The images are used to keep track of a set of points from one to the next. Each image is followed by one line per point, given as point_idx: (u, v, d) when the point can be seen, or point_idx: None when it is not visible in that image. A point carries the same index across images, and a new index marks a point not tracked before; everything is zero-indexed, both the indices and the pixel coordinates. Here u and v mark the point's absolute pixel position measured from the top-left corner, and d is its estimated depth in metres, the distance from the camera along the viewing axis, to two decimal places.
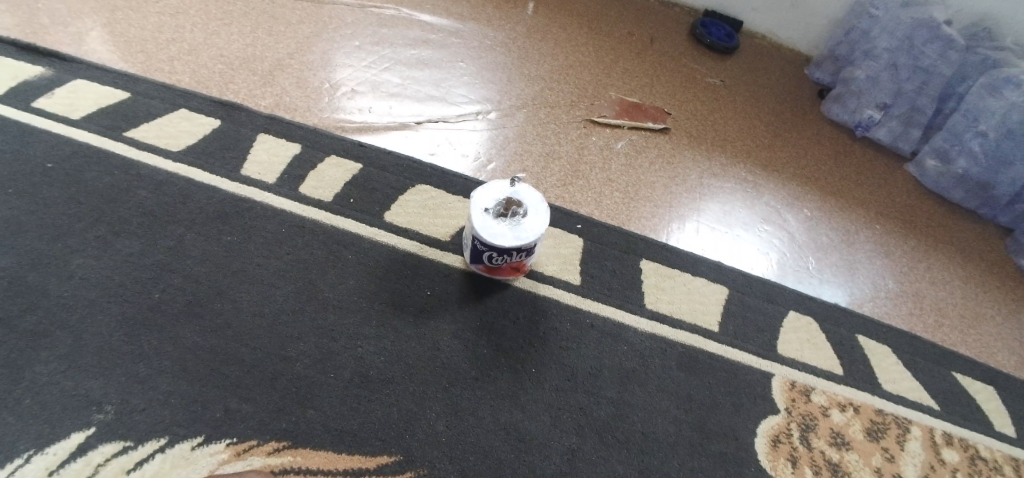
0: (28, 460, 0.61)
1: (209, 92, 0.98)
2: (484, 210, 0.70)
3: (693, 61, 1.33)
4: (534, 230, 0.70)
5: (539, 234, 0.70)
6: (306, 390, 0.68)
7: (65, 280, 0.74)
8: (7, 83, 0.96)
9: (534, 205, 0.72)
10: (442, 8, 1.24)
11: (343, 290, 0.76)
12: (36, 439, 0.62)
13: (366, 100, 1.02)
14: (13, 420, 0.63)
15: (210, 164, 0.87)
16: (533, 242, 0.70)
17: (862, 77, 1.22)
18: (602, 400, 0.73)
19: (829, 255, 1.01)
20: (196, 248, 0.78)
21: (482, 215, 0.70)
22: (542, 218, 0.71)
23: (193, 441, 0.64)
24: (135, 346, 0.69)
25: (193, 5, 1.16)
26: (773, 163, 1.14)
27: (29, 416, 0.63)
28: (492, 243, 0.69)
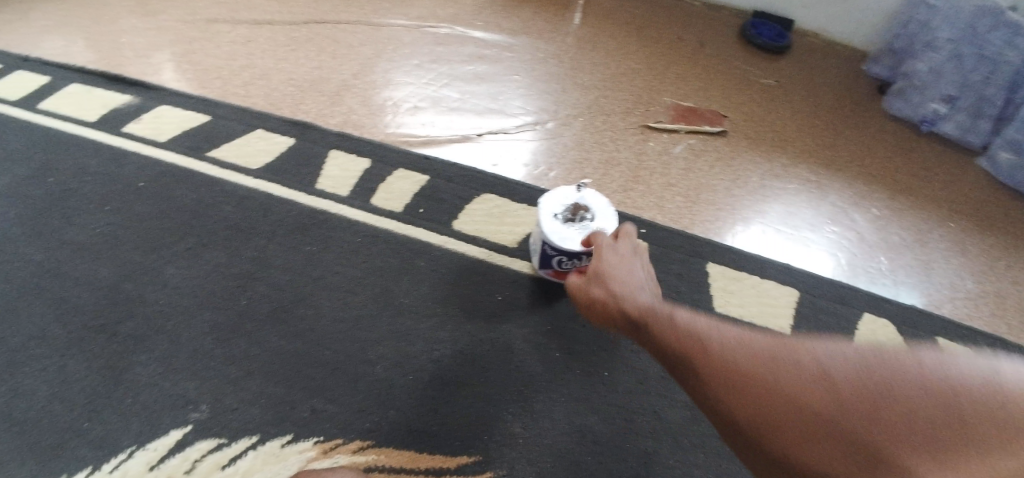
0: (133, 455, 0.66)
1: (282, 112, 1.05)
2: (553, 216, 0.73)
3: (746, 62, 1.31)
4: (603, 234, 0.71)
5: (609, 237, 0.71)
6: (386, 391, 0.71)
7: (160, 289, 0.80)
8: (101, 111, 1.06)
9: (603, 211, 0.73)
10: (494, 24, 1.28)
11: (417, 296, 0.79)
12: (139, 436, 0.67)
13: (428, 115, 1.06)
14: (119, 418, 0.69)
15: (287, 179, 0.93)
16: None
17: (924, 70, 1.18)
18: (675, 403, 0.72)
19: (901, 254, 0.98)
20: (278, 257, 0.83)
21: (551, 220, 0.73)
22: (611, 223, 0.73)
23: (283, 439, 0.67)
24: (226, 350, 0.74)
25: (261, 34, 1.25)
26: (835, 162, 1.12)
27: (133, 414, 0.69)
28: (563, 247, 0.71)
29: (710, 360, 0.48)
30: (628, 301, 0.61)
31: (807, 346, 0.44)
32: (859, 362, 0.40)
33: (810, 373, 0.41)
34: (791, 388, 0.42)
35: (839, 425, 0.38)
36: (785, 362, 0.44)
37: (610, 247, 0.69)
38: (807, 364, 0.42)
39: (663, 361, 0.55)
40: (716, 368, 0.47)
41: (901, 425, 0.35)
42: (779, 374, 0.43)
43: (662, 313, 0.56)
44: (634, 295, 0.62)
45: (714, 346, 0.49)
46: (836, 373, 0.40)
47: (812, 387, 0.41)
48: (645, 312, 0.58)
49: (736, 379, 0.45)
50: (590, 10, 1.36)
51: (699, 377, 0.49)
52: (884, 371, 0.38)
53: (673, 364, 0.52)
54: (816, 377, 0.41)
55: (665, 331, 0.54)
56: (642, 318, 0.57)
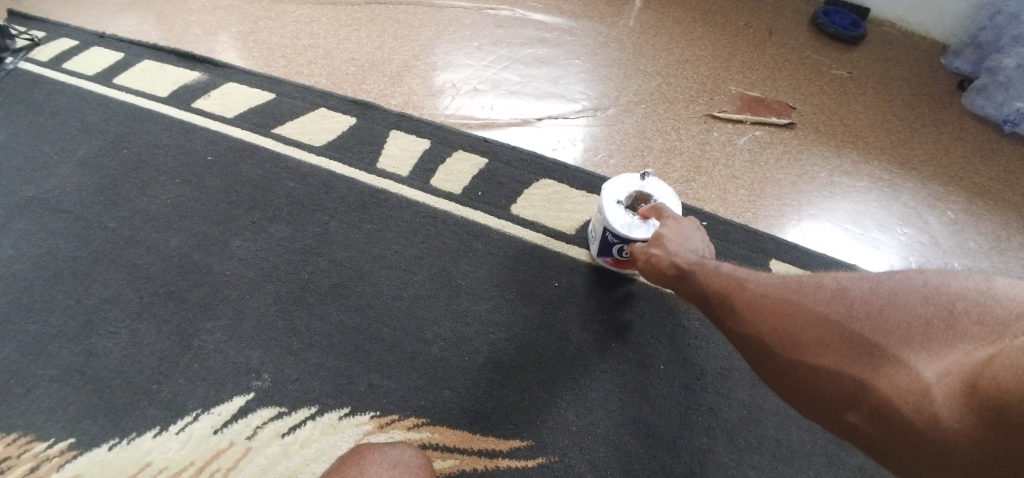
0: (197, 418, 0.69)
1: (345, 92, 1.07)
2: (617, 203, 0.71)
3: (818, 52, 1.25)
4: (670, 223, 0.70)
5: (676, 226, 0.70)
6: (442, 371, 0.71)
7: (227, 260, 0.83)
8: (171, 87, 1.10)
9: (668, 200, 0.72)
10: (555, 7, 1.26)
11: (474, 279, 0.79)
12: (204, 400, 0.71)
13: (487, 98, 1.06)
14: (186, 381, 0.72)
15: (348, 157, 0.94)
16: None
17: (1011, 65, 1.09)
18: (733, 402, 0.71)
19: (980, 262, 0.92)
20: (340, 234, 0.85)
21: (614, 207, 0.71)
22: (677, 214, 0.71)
23: (340, 411, 0.69)
24: (288, 321, 0.77)
25: (324, 14, 1.27)
26: (911, 161, 1.06)
27: (199, 379, 0.72)
28: (630, 236, 0.70)
29: (749, 298, 0.54)
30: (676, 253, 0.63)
31: (822, 277, 0.51)
32: (856, 285, 0.48)
33: (828, 300, 0.49)
34: (817, 312, 0.48)
35: (851, 333, 0.45)
36: (814, 295, 0.50)
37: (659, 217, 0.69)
38: (824, 294, 0.49)
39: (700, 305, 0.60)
40: (755, 305, 0.53)
41: (895, 329, 0.43)
42: (808, 303, 0.50)
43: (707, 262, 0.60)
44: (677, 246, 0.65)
45: (751, 289, 0.54)
46: (850, 299, 0.48)
47: (829, 310, 0.48)
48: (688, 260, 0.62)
49: (772, 311, 0.52)
50: None
51: (742, 314, 0.54)
52: (872, 290, 0.47)
53: (717, 304, 0.57)
54: (829, 302, 0.48)
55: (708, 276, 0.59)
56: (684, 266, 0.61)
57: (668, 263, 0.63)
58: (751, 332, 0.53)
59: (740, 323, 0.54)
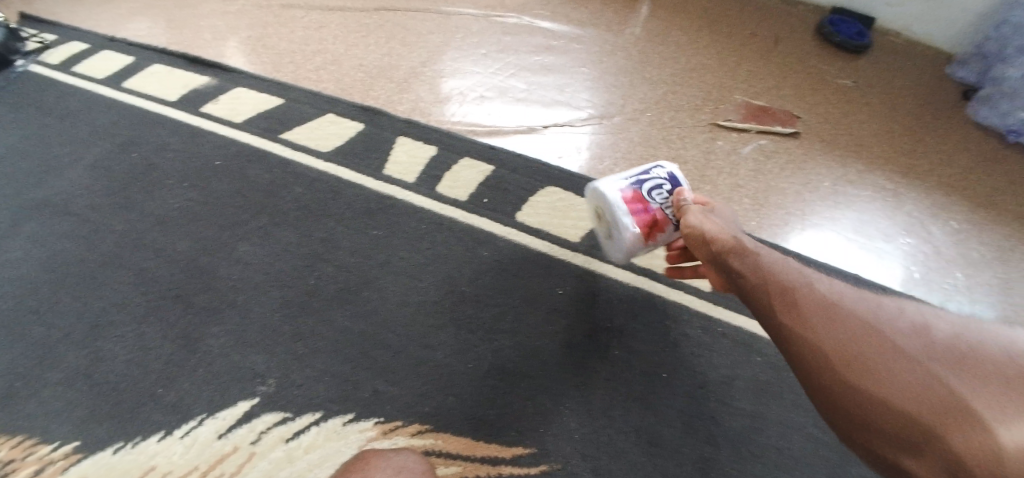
0: (202, 422, 0.70)
1: (352, 98, 1.07)
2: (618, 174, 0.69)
3: (824, 61, 1.26)
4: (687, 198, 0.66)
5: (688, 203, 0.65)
6: (446, 378, 0.72)
7: (234, 265, 0.84)
8: (180, 91, 1.11)
9: (672, 174, 0.69)
10: (563, 15, 1.27)
11: (479, 285, 0.80)
12: (208, 405, 0.71)
13: (494, 105, 1.07)
14: (191, 385, 0.72)
15: (355, 163, 0.95)
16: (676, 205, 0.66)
17: (1015, 75, 1.10)
18: (735, 411, 0.71)
19: (983, 272, 0.92)
20: (347, 240, 0.85)
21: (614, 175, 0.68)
22: (682, 188, 0.67)
23: (344, 417, 0.70)
24: (294, 326, 0.77)
25: (332, 20, 1.28)
26: (915, 171, 1.06)
27: (204, 383, 0.73)
28: (654, 174, 0.68)
29: (813, 300, 0.48)
30: (735, 239, 0.57)
31: (905, 308, 0.47)
32: (941, 327, 0.44)
33: (908, 331, 0.44)
34: (894, 339, 0.44)
35: (914, 366, 0.42)
36: (892, 322, 0.45)
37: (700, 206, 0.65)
38: (904, 325, 0.45)
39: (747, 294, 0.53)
40: (818, 308, 0.48)
41: (967, 378, 0.40)
42: (886, 328, 0.45)
43: (769, 256, 0.55)
44: (736, 233, 0.59)
45: (817, 293, 0.49)
46: (933, 337, 0.43)
47: (908, 343, 0.43)
48: (747, 248, 0.56)
49: (830, 318, 0.47)
50: (660, 3, 1.34)
51: (800, 310, 0.48)
52: (962, 335, 0.43)
53: (771, 294, 0.51)
54: (911, 336, 0.44)
55: (767, 270, 0.53)
56: (742, 254, 0.55)
57: (723, 242, 0.57)
58: (804, 330, 0.47)
59: (794, 319, 0.48)
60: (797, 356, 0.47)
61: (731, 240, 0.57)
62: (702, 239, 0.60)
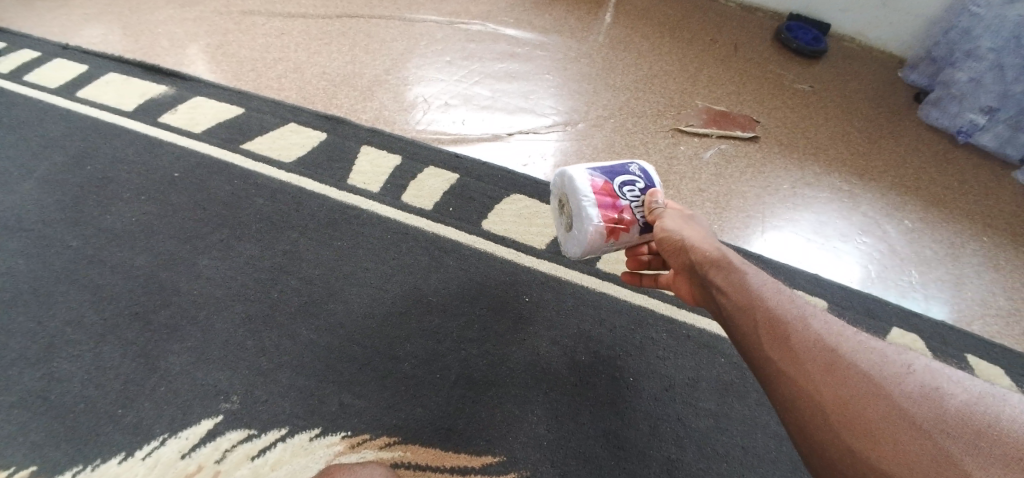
0: (164, 443, 0.66)
1: (316, 107, 1.07)
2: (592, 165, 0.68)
3: (781, 66, 1.30)
4: (659, 199, 0.66)
5: (658, 205, 0.66)
6: (414, 389, 0.71)
7: (193, 279, 0.81)
8: (137, 100, 1.08)
9: (646, 174, 0.68)
10: (527, 23, 1.31)
11: (446, 294, 0.79)
12: (170, 424, 0.67)
13: (459, 112, 1.08)
14: (150, 405, 0.68)
15: (319, 174, 0.94)
16: (647, 205, 0.66)
17: (964, 79, 1.15)
18: (700, 412, 0.72)
19: (933, 268, 0.96)
20: (311, 251, 0.84)
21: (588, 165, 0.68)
22: (654, 189, 0.67)
23: (311, 432, 0.67)
24: (257, 341, 0.74)
25: (294, 27, 1.27)
26: (869, 172, 1.10)
27: (164, 403, 0.69)
28: (630, 172, 0.68)
29: (808, 344, 0.47)
30: (728, 264, 0.56)
31: (911, 365, 0.45)
32: (950, 391, 0.43)
33: (913, 390, 0.43)
34: (897, 399, 0.42)
35: (916, 433, 0.40)
36: (897, 380, 0.44)
37: (684, 216, 0.66)
38: (910, 384, 0.43)
39: (736, 328, 0.52)
40: (814, 354, 0.46)
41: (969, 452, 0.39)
42: (889, 385, 0.43)
43: (765, 288, 0.53)
44: (730, 258, 0.57)
45: (814, 337, 0.47)
46: (941, 402, 0.42)
47: (913, 405, 0.42)
48: (740, 277, 0.55)
49: (831, 369, 0.45)
50: (622, 12, 1.38)
51: (794, 352, 0.47)
52: (970, 402, 0.42)
53: (762, 331, 0.49)
54: (915, 398, 0.42)
55: (762, 304, 0.51)
56: (733, 284, 0.54)
57: (713, 265, 0.57)
58: (795, 376, 0.46)
59: (786, 363, 0.47)
60: (784, 402, 0.46)
61: (722, 263, 0.57)
62: (685, 252, 0.61)
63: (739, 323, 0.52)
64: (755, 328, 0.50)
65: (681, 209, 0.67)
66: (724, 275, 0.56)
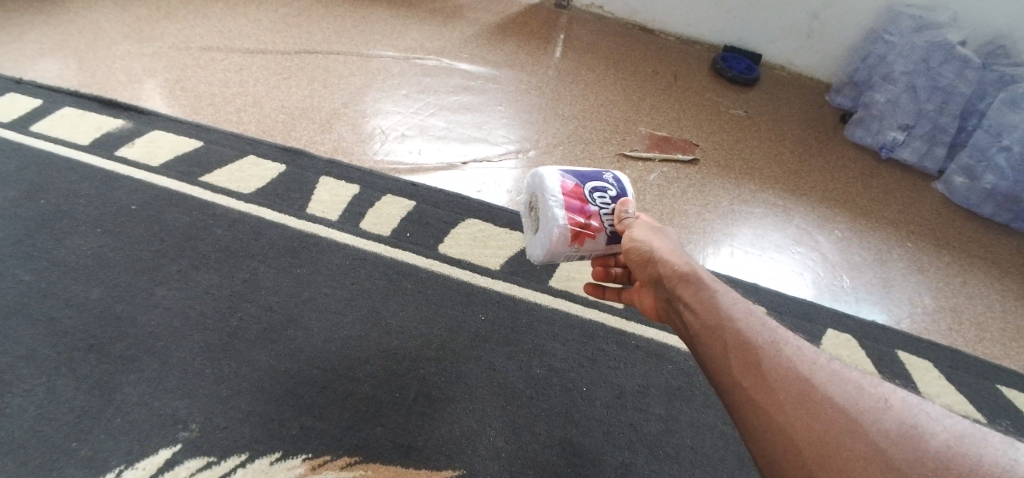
0: (121, 474, 0.65)
1: (274, 139, 1.10)
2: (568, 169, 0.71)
3: (717, 94, 1.41)
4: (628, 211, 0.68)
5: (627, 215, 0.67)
6: (374, 408, 0.73)
7: (150, 310, 0.81)
8: (92, 134, 1.08)
9: (619, 185, 0.71)
10: (480, 58, 1.39)
11: (404, 316, 0.82)
12: (127, 455, 0.67)
13: (416, 142, 1.14)
14: (106, 437, 0.68)
15: (278, 204, 0.97)
16: (617, 215, 0.68)
17: (882, 101, 1.29)
18: (651, 416, 0.76)
19: (862, 273, 1.05)
20: (270, 279, 0.86)
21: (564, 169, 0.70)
22: (626, 198, 0.69)
23: (272, 456, 0.68)
24: (216, 369, 0.75)
25: (253, 62, 1.30)
26: (801, 188, 1.20)
27: (119, 434, 0.68)
28: (605, 180, 0.70)
29: (776, 371, 0.48)
30: (701, 285, 0.59)
31: (889, 400, 0.44)
32: (931, 430, 0.41)
33: (890, 426, 0.41)
34: (870, 433, 0.41)
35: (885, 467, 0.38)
36: (872, 414, 0.42)
37: (658, 233, 0.69)
38: (886, 419, 0.42)
39: (705, 350, 0.54)
40: (784, 381, 0.47)
41: None
42: (863, 420, 0.42)
43: (737, 314, 0.55)
44: (702, 278, 0.60)
45: (785, 365, 0.48)
46: (919, 440, 0.40)
47: (887, 442, 0.40)
48: (712, 299, 0.57)
49: (802, 399, 0.45)
50: (569, 46, 1.48)
51: (766, 378, 0.48)
52: (952, 442, 0.39)
53: (732, 354, 0.51)
54: (889, 433, 0.41)
55: (733, 328, 0.53)
56: (705, 306, 0.57)
57: (687, 282, 0.60)
58: (763, 403, 0.46)
59: (755, 389, 0.48)
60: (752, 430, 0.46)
61: (694, 283, 0.60)
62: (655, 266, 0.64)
63: (709, 344, 0.54)
64: (725, 351, 0.52)
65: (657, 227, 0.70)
66: (697, 296, 0.58)
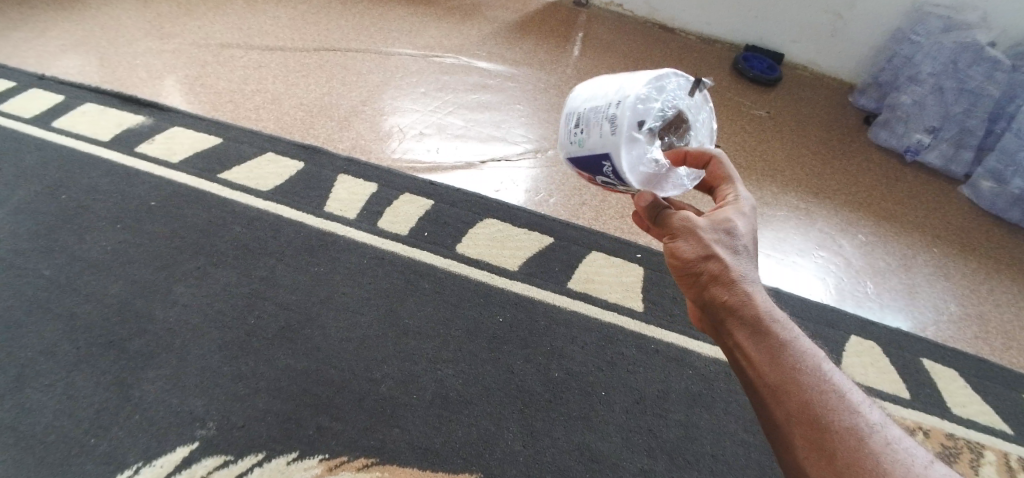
0: (138, 471, 0.65)
1: (293, 136, 1.10)
2: (570, 137, 0.50)
3: (738, 94, 1.39)
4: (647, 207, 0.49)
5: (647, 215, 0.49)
6: (391, 409, 0.72)
7: (170, 306, 0.82)
8: (114, 130, 1.09)
9: (621, 179, 0.47)
10: (498, 56, 1.38)
11: (422, 317, 0.82)
12: (145, 452, 0.67)
13: (433, 141, 1.13)
14: (125, 433, 0.68)
15: (296, 202, 0.97)
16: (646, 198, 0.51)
17: (908, 102, 1.26)
18: (670, 423, 0.75)
19: (888, 280, 1.02)
20: (288, 277, 0.86)
21: (565, 139, 0.51)
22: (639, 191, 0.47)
23: (288, 455, 0.67)
24: (234, 367, 0.75)
25: (272, 59, 1.30)
26: (824, 190, 1.17)
27: (138, 431, 0.68)
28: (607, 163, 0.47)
29: (857, 462, 0.37)
30: (755, 319, 0.44)
31: None
32: None
33: None
34: None
35: None
36: None
37: (723, 233, 0.47)
38: None
39: (761, 403, 0.44)
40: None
41: None
42: None
43: (805, 366, 0.42)
44: (759, 306, 0.45)
45: (867, 453, 0.37)
46: None
47: None
48: (772, 344, 0.43)
49: None
50: (588, 45, 1.47)
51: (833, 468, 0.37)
52: None
53: (795, 431, 0.40)
54: None
55: (799, 391, 0.41)
56: (762, 354, 0.43)
57: (738, 314, 0.45)
58: None
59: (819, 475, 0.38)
60: None
61: (747, 314, 0.45)
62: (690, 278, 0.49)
63: (769, 407, 0.43)
64: (790, 424, 0.41)
65: (723, 218, 0.48)
66: (750, 338, 0.44)
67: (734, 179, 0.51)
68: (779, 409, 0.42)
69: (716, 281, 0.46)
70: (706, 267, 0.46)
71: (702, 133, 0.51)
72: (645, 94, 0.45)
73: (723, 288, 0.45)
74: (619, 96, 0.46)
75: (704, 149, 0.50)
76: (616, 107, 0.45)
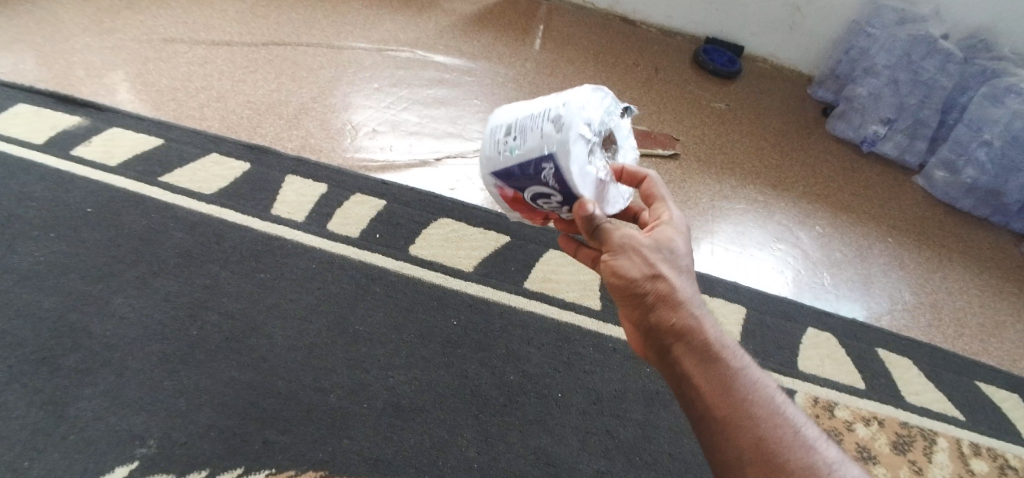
0: None
1: (239, 136, 1.05)
2: (501, 148, 0.46)
3: (699, 87, 1.39)
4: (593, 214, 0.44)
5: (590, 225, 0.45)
6: (341, 421, 0.69)
7: (106, 318, 0.77)
8: (47, 133, 1.02)
9: (564, 183, 0.43)
10: (455, 50, 1.35)
11: (373, 323, 0.79)
12: (80, 475, 0.62)
13: (387, 139, 1.10)
14: (58, 456, 0.64)
15: (242, 205, 0.92)
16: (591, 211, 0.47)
17: (864, 94, 1.27)
18: (628, 422, 0.74)
19: (843, 270, 1.03)
20: (233, 285, 0.82)
21: (494, 151, 0.47)
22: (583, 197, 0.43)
23: (233, 473, 0.64)
24: (174, 382, 0.71)
25: (219, 55, 1.25)
26: (783, 182, 1.18)
27: (72, 453, 0.64)
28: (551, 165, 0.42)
29: None
30: (705, 350, 0.43)
31: None
32: None
33: None
34: None
35: None
36: None
37: (668, 252, 0.46)
38: None
39: (709, 442, 0.42)
40: None
41: None
42: None
43: (754, 397, 0.42)
44: (708, 335, 0.44)
45: None
46: None
47: None
48: (722, 373, 0.43)
49: None
50: (549, 38, 1.45)
51: None
52: None
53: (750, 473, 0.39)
54: None
55: (752, 427, 0.40)
56: (712, 384, 0.42)
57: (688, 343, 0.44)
58: None
59: None
60: None
61: (696, 344, 0.44)
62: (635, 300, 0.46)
63: (720, 445, 0.41)
64: (744, 464, 0.40)
65: (666, 236, 0.47)
66: (700, 367, 0.43)
67: (665, 200, 0.52)
68: (732, 447, 0.40)
69: (665, 303, 0.44)
70: (653, 287, 0.44)
71: (630, 151, 0.51)
72: (587, 99, 0.44)
73: (672, 312, 0.44)
74: (560, 101, 0.44)
75: (639, 168, 0.51)
76: (558, 109, 0.43)
